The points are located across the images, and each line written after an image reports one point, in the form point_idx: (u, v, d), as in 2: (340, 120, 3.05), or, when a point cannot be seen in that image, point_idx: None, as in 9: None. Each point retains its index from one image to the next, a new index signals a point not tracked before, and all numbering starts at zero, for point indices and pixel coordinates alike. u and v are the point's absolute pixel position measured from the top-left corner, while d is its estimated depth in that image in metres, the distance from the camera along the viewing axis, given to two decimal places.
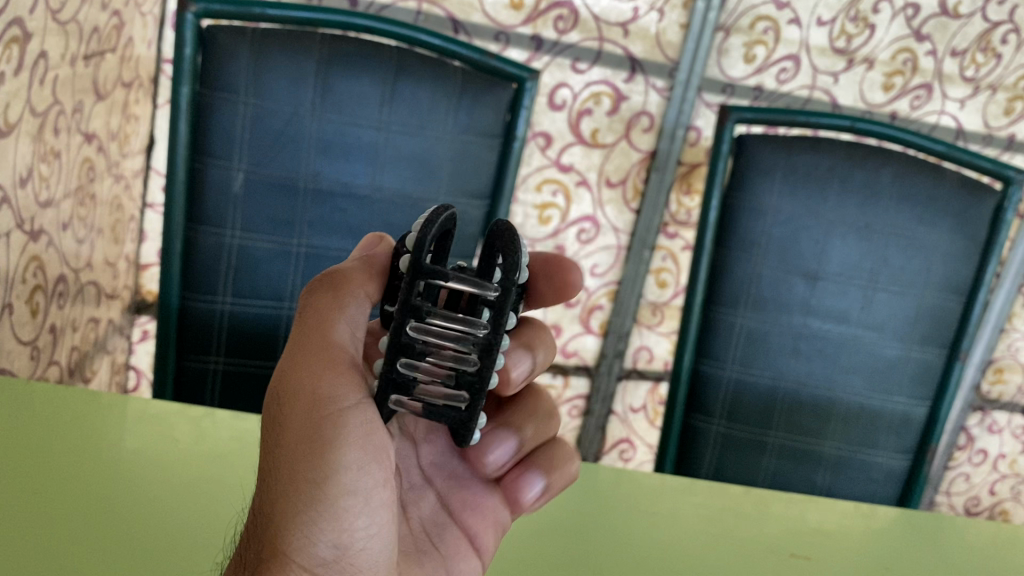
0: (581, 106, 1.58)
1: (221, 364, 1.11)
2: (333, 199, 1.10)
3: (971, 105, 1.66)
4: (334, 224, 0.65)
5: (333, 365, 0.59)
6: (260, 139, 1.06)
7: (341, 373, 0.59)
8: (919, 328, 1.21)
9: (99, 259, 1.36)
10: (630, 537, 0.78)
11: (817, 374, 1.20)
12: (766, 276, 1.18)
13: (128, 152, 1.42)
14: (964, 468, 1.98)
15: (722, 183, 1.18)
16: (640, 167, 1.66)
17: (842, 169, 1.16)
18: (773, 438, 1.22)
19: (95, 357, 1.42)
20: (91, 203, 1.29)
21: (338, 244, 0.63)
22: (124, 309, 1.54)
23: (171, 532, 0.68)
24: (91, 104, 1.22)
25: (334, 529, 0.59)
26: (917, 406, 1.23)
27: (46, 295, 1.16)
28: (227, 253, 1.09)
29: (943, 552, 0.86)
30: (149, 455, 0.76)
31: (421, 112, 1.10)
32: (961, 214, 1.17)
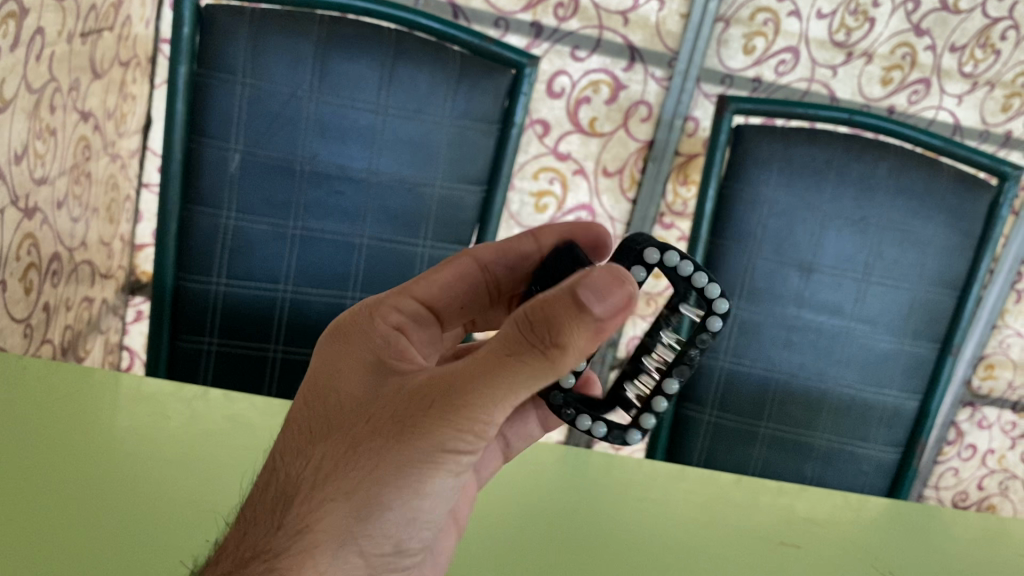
0: (580, 94, 1.58)
1: (215, 345, 1.12)
2: (329, 182, 1.10)
3: (969, 101, 1.66)
4: (617, 281, 0.52)
5: (486, 425, 0.56)
6: (257, 120, 1.06)
7: (489, 430, 0.56)
8: (912, 321, 1.21)
9: (93, 238, 1.36)
10: (620, 522, 0.79)
11: (809, 366, 1.21)
12: (761, 268, 1.18)
13: (125, 132, 1.41)
14: (953, 463, 1.99)
15: (718, 174, 1.18)
16: (637, 157, 1.66)
17: (839, 162, 1.16)
18: (764, 429, 1.23)
19: (89, 337, 1.42)
20: (86, 182, 1.29)
21: (602, 316, 0.51)
22: (118, 289, 1.54)
23: (162, 509, 0.68)
24: (87, 82, 1.22)
25: (394, 529, 0.59)
26: (908, 400, 1.24)
27: (40, 274, 1.16)
28: (222, 235, 1.08)
29: (930, 544, 0.86)
30: (142, 434, 0.76)
31: (420, 96, 1.10)
32: (956, 208, 1.18)
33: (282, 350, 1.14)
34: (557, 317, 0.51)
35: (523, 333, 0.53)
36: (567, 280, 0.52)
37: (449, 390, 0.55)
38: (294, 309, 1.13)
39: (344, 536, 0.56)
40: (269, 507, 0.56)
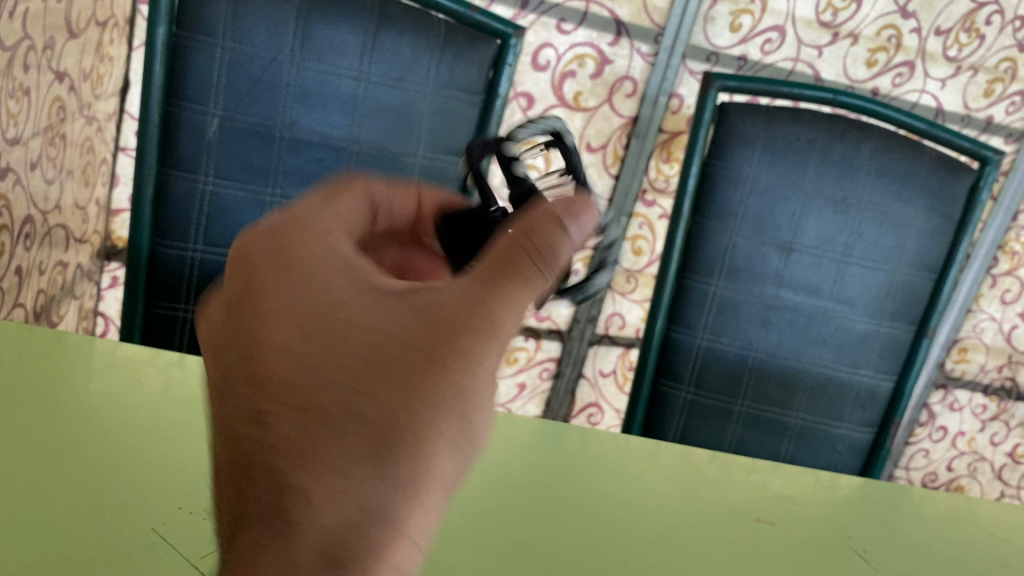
0: (565, 68, 1.57)
1: (191, 313, 1.10)
2: (310, 148, 1.10)
3: (952, 85, 1.67)
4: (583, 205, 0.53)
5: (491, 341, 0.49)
6: (237, 85, 1.04)
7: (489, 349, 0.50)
8: (890, 303, 1.22)
9: (68, 201, 1.34)
10: (597, 493, 0.79)
11: (787, 345, 1.22)
12: (741, 246, 1.19)
13: (102, 94, 1.39)
14: (924, 444, 2.02)
15: (702, 153, 1.17)
16: (621, 133, 1.65)
17: (822, 142, 1.16)
18: (741, 407, 1.24)
19: (62, 302, 1.40)
20: (61, 143, 1.26)
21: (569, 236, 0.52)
22: (93, 254, 1.51)
23: (133, 476, 0.67)
24: (62, 42, 1.19)
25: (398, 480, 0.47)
26: (883, 381, 1.25)
27: (12, 236, 1.14)
28: (200, 200, 1.07)
29: (899, 520, 0.88)
30: (114, 399, 0.75)
31: (402, 63, 1.08)
32: (937, 190, 1.18)
33: None
34: (512, 257, 0.50)
35: (486, 276, 0.50)
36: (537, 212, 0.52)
37: (414, 332, 0.49)
38: None
39: (342, 476, 0.45)
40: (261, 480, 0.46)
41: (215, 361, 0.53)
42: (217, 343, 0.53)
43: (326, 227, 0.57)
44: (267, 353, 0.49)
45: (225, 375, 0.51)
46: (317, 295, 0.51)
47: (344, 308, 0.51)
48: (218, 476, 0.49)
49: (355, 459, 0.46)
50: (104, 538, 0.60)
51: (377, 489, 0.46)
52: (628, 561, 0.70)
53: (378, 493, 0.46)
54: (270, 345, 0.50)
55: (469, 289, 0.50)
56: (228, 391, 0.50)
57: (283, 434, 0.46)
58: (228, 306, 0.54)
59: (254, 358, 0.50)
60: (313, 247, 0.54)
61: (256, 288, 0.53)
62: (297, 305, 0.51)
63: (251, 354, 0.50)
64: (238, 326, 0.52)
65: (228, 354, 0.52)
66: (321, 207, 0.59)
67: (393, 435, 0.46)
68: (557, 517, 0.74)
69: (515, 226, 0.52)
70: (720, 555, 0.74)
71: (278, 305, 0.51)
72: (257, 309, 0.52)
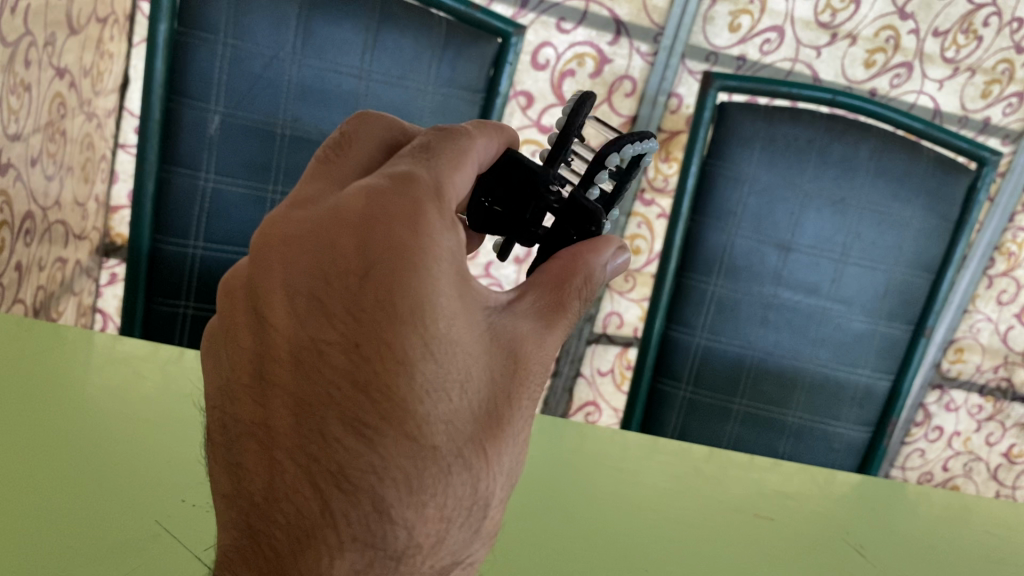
0: (564, 67, 1.58)
1: (190, 309, 1.10)
2: (310, 146, 1.10)
3: (949, 87, 1.67)
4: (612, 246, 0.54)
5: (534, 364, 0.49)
6: (238, 81, 1.04)
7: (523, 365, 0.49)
8: (888, 303, 1.23)
9: (68, 198, 1.34)
10: (596, 490, 0.80)
11: (784, 344, 1.22)
12: (740, 246, 1.19)
13: (101, 90, 1.39)
14: (920, 444, 2.03)
15: (701, 152, 1.18)
16: (620, 132, 1.65)
17: (821, 142, 1.17)
18: (738, 405, 1.24)
19: (61, 299, 1.40)
20: (61, 140, 1.26)
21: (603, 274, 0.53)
22: (92, 251, 1.51)
23: (135, 469, 0.67)
24: (63, 38, 1.19)
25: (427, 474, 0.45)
26: (880, 380, 1.25)
27: (11, 232, 1.14)
28: (200, 197, 1.07)
29: (896, 517, 0.88)
30: (116, 393, 0.76)
31: (403, 61, 1.09)
32: (934, 191, 1.19)
33: None
34: (568, 306, 0.51)
35: (558, 329, 0.50)
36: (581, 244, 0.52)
37: (517, 386, 0.47)
38: None
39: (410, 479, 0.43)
40: (326, 468, 0.43)
41: (288, 303, 0.45)
42: (305, 289, 0.44)
43: (439, 198, 0.45)
44: (392, 363, 0.43)
45: (305, 344, 0.44)
46: (454, 308, 0.45)
47: (469, 334, 0.46)
48: (261, 464, 0.44)
49: (442, 518, 0.45)
50: (107, 531, 0.60)
51: (441, 549, 0.46)
52: (627, 556, 0.71)
53: (439, 553, 0.46)
54: (400, 357, 0.43)
55: (549, 342, 0.49)
56: (297, 370, 0.44)
57: (345, 427, 0.43)
58: (317, 256, 0.44)
59: (363, 354, 0.43)
60: (458, 235, 0.45)
61: (376, 252, 0.43)
62: (439, 319, 0.44)
63: (359, 351, 0.43)
64: (331, 281, 0.44)
65: (314, 312, 0.44)
66: (456, 168, 0.47)
67: (474, 496, 0.46)
68: (557, 514, 0.75)
69: (581, 261, 0.51)
70: (718, 551, 0.75)
71: (424, 311, 0.43)
72: (380, 282, 0.43)
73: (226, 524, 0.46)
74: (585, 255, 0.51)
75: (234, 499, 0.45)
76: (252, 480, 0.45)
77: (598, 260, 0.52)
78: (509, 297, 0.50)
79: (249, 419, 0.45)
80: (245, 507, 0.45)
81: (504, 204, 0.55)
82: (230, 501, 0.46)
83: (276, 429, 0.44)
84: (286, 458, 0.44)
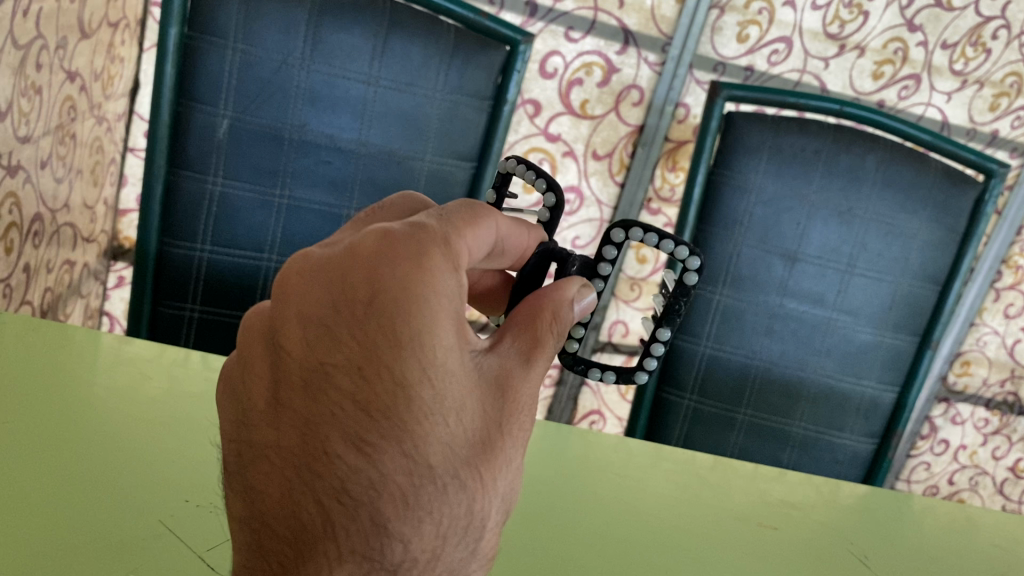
0: (572, 76, 1.58)
1: (197, 313, 1.11)
2: (318, 151, 1.10)
3: (958, 99, 1.67)
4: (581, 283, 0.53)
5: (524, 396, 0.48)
6: (246, 86, 1.04)
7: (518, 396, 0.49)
8: (894, 314, 1.22)
9: (77, 200, 1.35)
10: (601, 497, 0.80)
11: (789, 354, 1.22)
12: (746, 255, 1.19)
13: (112, 94, 1.40)
14: (925, 457, 2.02)
15: (708, 162, 1.18)
16: (627, 140, 1.66)
17: (828, 153, 1.17)
18: (743, 415, 1.24)
19: (69, 301, 1.41)
20: (71, 143, 1.27)
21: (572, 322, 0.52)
22: (100, 254, 1.52)
23: (140, 468, 0.67)
24: (74, 41, 1.20)
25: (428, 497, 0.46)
26: (886, 392, 1.25)
27: (21, 234, 1.14)
28: (208, 201, 1.07)
29: (901, 528, 0.88)
30: (118, 393, 0.76)
31: (411, 69, 1.09)
32: (941, 203, 1.18)
33: None
34: (545, 342, 0.50)
35: (539, 364, 0.49)
36: (549, 291, 0.51)
37: (511, 417, 0.47)
38: None
39: (407, 497, 0.43)
40: (328, 486, 0.43)
41: (301, 331, 0.44)
42: (316, 318, 0.44)
43: (446, 245, 0.44)
44: (391, 387, 0.43)
45: (315, 369, 0.44)
46: (456, 339, 0.45)
47: (467, 361, 0.46)
48: (273, 483, 0.45)
49: (437, 535, 0.45)
50: (105, 530, 0.60)
51: (436, 566, 0.45)
52: (629, 564, 0.71)
53: (434, 569, 0.46)
54: (400, 382, 0.43)
55: (536, 376, 0.49)
56: (308, 394, 0.44)
57: (346, 451, 0.43)
58: (327, 285, 0.44)
59: (366, 378, 0.43)
60: (464, 279, 0.44)
61: (380, 288, 0.43)
62: (440, 350, 0.43)
63: (362, 375, 0.43)
64: (341, 313, 0.44)
65: (323, 341, 0.44)
66: (468, 223, 0.46)
67: (470, 517, 0.46)
68: (556, 520, 0.75)
69: (551, 300, 0.50)
70: (722, 560, 0.74)
71: (427, 341, 0.43)
72: (383, 314, 0.43)
73: (242, 543, 0.47)
74: (552, 293, 0.51)
75: (248, 517, 0.46)
76: (264, 499, 0.45)
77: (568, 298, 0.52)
78: (488, 342, 0.49)
79: (263, 442, 0.45)
80: (257, 523, 0.45)
81: (517, 271, 0.55)
82: (244, 521, 0.46)
83: (286, 447, 0.44)
84: (294, 477, 0.44)
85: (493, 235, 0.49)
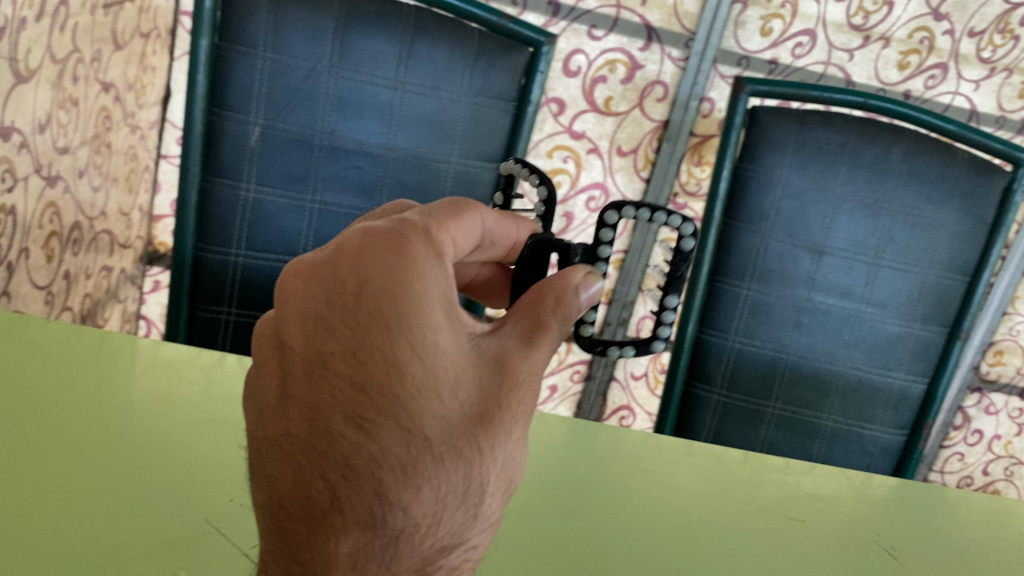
0: (595, 74, 1.59)
1: (233, 316, 1.13)
2: (347, 156, 1.12)
3: (986, 87, 1.66)
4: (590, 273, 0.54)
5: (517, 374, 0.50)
6: (276, 95, 1.07)
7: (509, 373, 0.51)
8: (922, 305, 1.22)
9: (113, 208, 1.38)
10: (630, 492, 0.81)
11: (818, 348, 1.22)
12: (773, 249, 1.19)
13: (144, 103, 1.43)
14: (959, 448, 2.01)
15: (733, 156, 1.18)
16: (652, 136, 1.66)
17: (853, 146, 1.17)
18: (771, 409, 1.24)
19: (107, 306, 1.44)
20: (107, 152, 1.30)
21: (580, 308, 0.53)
22: (136, 259, 1.56)
23: (183, 468, 0.70)
24: (109, 53, 1.23)
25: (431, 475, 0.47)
26: (915, 383, 1.25)
27: (61, 242, 1.18)
28: (241, 207, 1.10)
29: (931, 519, 0.89)
30: (161, 395, 0.79)
31: (437, 73, 1.11)
32: (969, 193, 1.18)
33: None
34: (548, 326, 0.51)
35: (542, 346, 0.50)
36: (555, 277, 0.53)
37: (507, 390, 0.49)
38: None
39: (406, 468, 0.45)
40: (331, 466, 0.45)
41: (300, 325, 0.47)
42: (311, 311, 0.47)
43: (425, 235, 0.48)
44: (383, 365, 0.45)
45: (314, 357, 0.46)
46: (443, 319, 0.47)
47: (454, 340, 0.48)
48: (283, 471, 0.46)
49: (438, 501, 0.46)
50: (150, 531, 0.62)
51: (438, 531, 0.47)
52: (658, 557, 0.72)
53: (436, 534, 0.47)
54: (391, 360, 0.45)
55: (536, 357, 0.50)
56: (309, 382, 0.46)
57: (345, 427, 0.45)
58: (319, 282, 0.47)
59: (361, 360, 0.45)
60: (447, 264, 0.48)
61: (369, 277, 0.46)
62: (427, 327, 0.46)
63: (357, 357, 0.45)
64: (332, 303, 0.46)
65: (319, 331, 0.46)
66: (448, 218, 0.50)
67: (470, 487, 0.47)
68: (587, 515, 0.76)
69: (551, 286, 0.52)
70: (750, 552, 0.76)
71: (414, 319, 0.46)
72: (372, 300, 0.46)
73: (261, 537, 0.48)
74: (558, 279, 0.52)
75: (265, 509, 0.47)
76: (277, 488, 0.46)
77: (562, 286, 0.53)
78: (493, 326, 0.52)
79: (273, 434, 0.47)
80: (272, 512, 0.47)
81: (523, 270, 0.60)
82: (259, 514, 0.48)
83: (293, 436, 0.46)
84: (301, 461, 0.45)
85: (468, 220, 0.53)
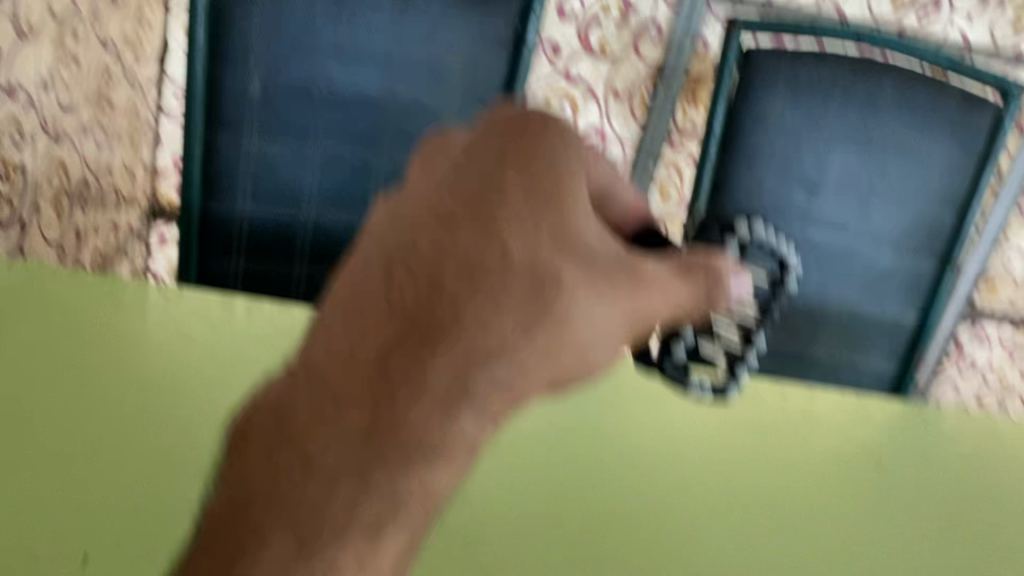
0: (589, 17, 1.61)
1: (241, 265, 1.16)
2: (348, 105, 1.14)
3: (978, 19, 1.67)
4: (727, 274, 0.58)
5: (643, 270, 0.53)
6: (276, 45, 1.08)
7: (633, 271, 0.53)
8: (914, 237, 1.25)
9: (118, 165, 1.41)
10: None
11: (813, 282, 1.25)
12: (769, 187, 1.21)
13: (143, 60, 1.44)
14: (954, 379, 2.05)
15: (728, 94, 1.23)
16: (647, 80, 1.67)
17: (845, 81, 1.19)
18: (768, 342, 1.27)
19: (116, 262, 1.47)
20: (109, 109, 1.32)
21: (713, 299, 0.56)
22: (142, 215, 1.58)
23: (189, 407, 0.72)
24: (107, 10, 1.25)
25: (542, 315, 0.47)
26: (909, 313, 1.28)
27: (70, 199, 1.21)
28: (246, 159, 1.11)
29: None
30: (168, 329, 0.80)
31: (433, 20, 1.12)
32: (958, 124, 1.20)
33: (307, 267, 1.18)
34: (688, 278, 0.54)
35: (683, 285, 0.54)
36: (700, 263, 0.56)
37: (638, 278, 0.51)
38: (317, 230, 1.17)
39: (515, 289, 0.46)
40: (444, 276, 0.46)
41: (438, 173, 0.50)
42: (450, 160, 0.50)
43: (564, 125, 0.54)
44: (520, 197, 0.48)
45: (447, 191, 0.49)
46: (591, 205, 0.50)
47: (585, 209, 0.50)
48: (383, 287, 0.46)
49: (526, 334, 0.46)
50: (156, 457, 0.67)
51: (516, 366, 0.46)
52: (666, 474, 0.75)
53: (513, 372, 0.46)
54: (525, 195, 0.49)
55: (673, 285, 0.53)
56: (436, 209, 0.48)
57: (468, 244, 0.47)
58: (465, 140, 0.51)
59: (500, 193, 0.48)
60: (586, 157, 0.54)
61: (517, 134, 0.51)
62: (565, 178, 0.50)
63: (494, 190, 0.48)
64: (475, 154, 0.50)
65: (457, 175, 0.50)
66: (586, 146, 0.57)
67: (561, 341, 0.47)
68: (582, 424, 0.79)
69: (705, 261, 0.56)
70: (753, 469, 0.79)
71: (555, 170, 0.50)
72: (522, 151, 0.50)
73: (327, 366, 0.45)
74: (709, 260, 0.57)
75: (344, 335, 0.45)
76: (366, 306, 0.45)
77: (712, 307, 0.57)
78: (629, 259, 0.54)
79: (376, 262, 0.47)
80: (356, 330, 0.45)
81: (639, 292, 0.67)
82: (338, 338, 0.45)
83: (405, 253, 0.46)
84: (410, 275, 0.46)
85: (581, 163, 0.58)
